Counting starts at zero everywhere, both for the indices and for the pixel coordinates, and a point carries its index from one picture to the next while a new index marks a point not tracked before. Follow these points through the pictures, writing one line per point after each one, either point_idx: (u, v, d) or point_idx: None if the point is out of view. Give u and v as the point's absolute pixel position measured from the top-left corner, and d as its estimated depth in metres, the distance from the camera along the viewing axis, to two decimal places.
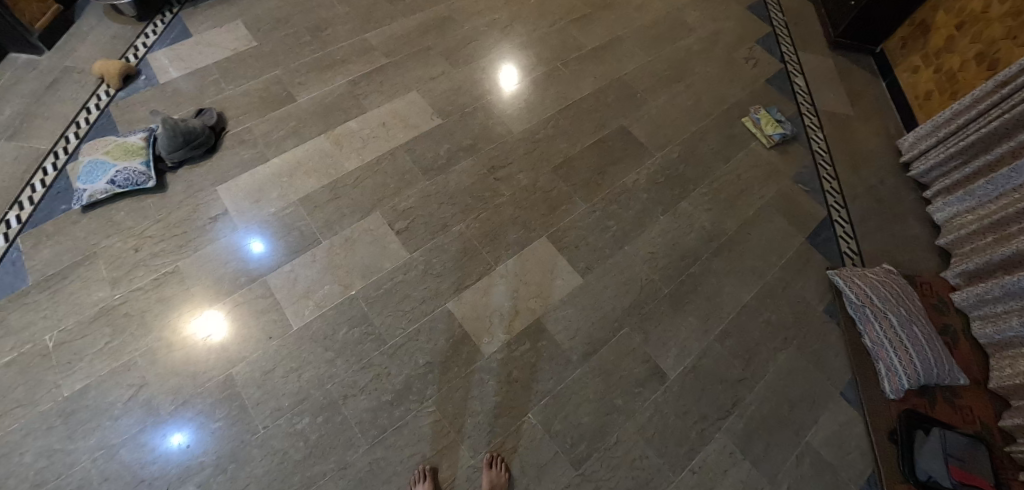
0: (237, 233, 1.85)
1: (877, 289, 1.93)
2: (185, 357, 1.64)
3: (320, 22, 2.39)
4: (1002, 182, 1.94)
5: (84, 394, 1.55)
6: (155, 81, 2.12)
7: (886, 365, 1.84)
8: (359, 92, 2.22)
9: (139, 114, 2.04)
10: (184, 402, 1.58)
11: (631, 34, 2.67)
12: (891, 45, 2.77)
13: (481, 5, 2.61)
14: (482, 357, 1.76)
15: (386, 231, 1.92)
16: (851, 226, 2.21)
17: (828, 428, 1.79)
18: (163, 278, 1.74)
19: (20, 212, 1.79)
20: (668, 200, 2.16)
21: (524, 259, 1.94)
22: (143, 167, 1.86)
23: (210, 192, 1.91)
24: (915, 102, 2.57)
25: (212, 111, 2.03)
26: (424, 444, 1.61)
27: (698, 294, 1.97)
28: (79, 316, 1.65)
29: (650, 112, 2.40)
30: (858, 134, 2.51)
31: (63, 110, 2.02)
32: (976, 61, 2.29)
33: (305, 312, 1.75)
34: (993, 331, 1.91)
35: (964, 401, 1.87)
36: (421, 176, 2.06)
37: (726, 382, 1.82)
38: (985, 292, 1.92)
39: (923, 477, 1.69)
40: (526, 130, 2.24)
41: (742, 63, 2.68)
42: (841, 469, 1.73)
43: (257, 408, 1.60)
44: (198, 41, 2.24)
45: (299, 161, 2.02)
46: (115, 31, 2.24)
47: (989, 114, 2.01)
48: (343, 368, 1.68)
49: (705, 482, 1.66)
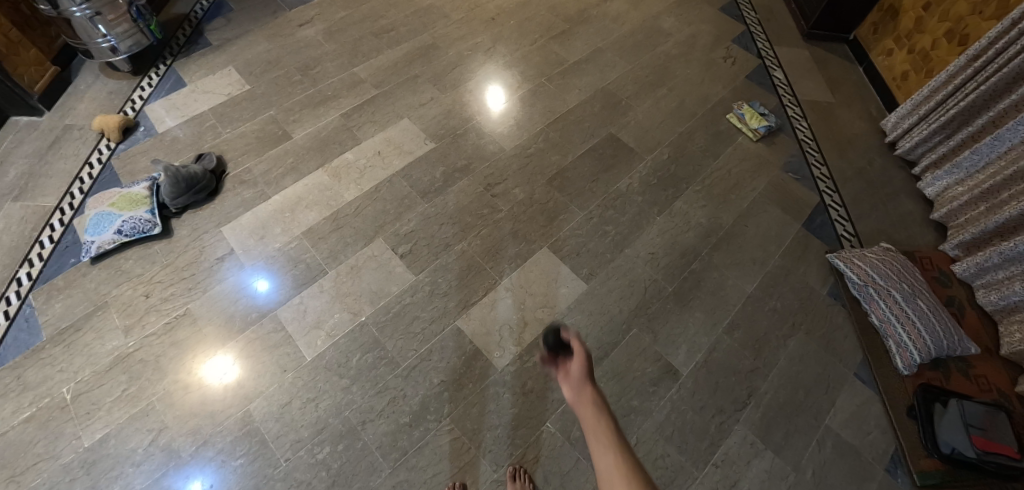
0: (244, 271, 1.88)
1: (878, 268, 1.95)
2: (203, 397, 1.65)
3: (309, 61, 2.46)
4: (988, 151, 1.99)
5: (105, 442, 1.56)
6: (153, 131, 2.18)
7: (896, 342, 1.85)
8: (352, 124, 2.28)
9: (141, 165, 2.09)
10: (204, 443, 1.59)
11: (610, 44, 2.75)
12: (863, 32, 2.85)
13: (463, 30, 2.69)
14: (495, 370, 1.77)
15: (390, 256, 1.95)
16: (845, 209, 2.25)
17: (846, 410, 1.79)
18: (175, 322, 1.77)
19: (31, 269, 1.83)
20: (663, 201, 2.20)
21: (527, 270, 1.97)
22: (148, 215, 1.90)
23: (215, 233, 1.94)
24: (892, 83, 2.63)
25: (211, 155, 2.08)
26: (445, 463, 1.61)
27: (703, 289, 1.99)
28: (94, 366, 1.67)
29: (636, 117, 2.46)
30: (841, 120, 2.57)
31: (67, 167, 2.07)
32: (946, 38, 2.36)
33: (317, 342, 1.77)
34: (997, 298, 1.92)
35: (978, 370, 1.87)
36: (420, 199, 2.10)
37: (739, 373, 1.83)
38: (984, 260, 1.95)
39: (947, 450, 1.69)
40: (518, 146, 2.29)
41: (721, 62, 2.75)
42: (863, 450, 1.73)
43: (277, 441, 1.60)
44: (193, 89, 2.31)
45: (299, 195, 2.06)
46: (112, 87, 2.31)
47: (965, 88, 2.07)
48: (359, 394, 1.69)
49: (729, 475, 1.66)
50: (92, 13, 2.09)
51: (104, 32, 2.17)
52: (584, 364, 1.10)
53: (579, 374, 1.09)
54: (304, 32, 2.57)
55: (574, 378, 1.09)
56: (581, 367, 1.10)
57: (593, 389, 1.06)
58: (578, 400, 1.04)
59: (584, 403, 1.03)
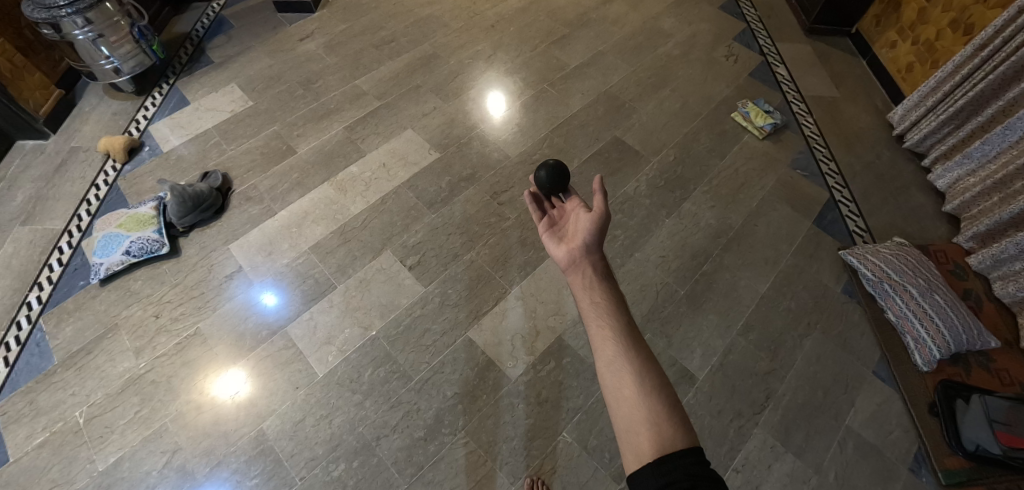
0: (252, 288, 1.87)
1: (892, 263, 1.92)
2: (215, 417, 1.64)
3: (311, 75, 2.46)
4: (999, 141, 1.97)
5: (120, 465, 1.55)
6: (158, 150, 2.18)
7: (914, 338, 1.82)
8: (356, 137, 2.27)
9: (147, 184, 2.09)
10: (218, 463, 1.57)
11: (611, 47, 2.74)
12: (865, 25, 2.83)
13: (463, 38, 2.69)
14: (508, 381, 1.75)
15: (399, 268, 1.94)
16: (855, 204, 2.22)
17: (866, 409, 1.76)
18: (186, 342, 1.76)
19: (41, 293, 1.83)
20: (670, 203, 2.18)
21: (536, 278, 1.96)
22: (155, 235, 1.90)
23: (223, 251, 1.94)
24: (897, 75, 2.61)
25: (216, 173, 2.08)
26: (462, 477, 1.59)
27: (715, 291, 1.97)
28: (106, 389, 1.66)
29: (640, 119, 2.45)
30: (847, 115, 2.54)
31: (73, 190, 2.07)
32: (951, 28, 2.34)
33: (329, 358, 1.75)
34: (1015, 290, 1.90)
35: (999, 364, 1.84)
36: (426, 210, 2.09)
37: (755, 376, 1.80)
38: (1000, 252, 1.92)
39: (971, 447, 1.65)
40: (522, 153, 2.28)
41: (723, 61, 2.73)
42: (886, 450, 1.70)
43: (292, 460, 1.59)
44: (197, 107, 2.31)
45: (306, 210, 2.06)
46: (116, 108, 2.31)
47: (973, 78, 2.05)
48: (372, 409, 1.67)
49: (750, 480, 1.63)
50: (94, 35, 2.11)
51: (107, 53, 2.18)
52: (596, 222, 1.20)
53: (587, 235, 1.20)
54: (305, 46, 2.58)
55: (580, 238, 1.21)
56: (593, 225, 1.20)
57: (595, 253, 1.18)
58: (578, 263, 1.17)
59: (585, 266, 1.16)
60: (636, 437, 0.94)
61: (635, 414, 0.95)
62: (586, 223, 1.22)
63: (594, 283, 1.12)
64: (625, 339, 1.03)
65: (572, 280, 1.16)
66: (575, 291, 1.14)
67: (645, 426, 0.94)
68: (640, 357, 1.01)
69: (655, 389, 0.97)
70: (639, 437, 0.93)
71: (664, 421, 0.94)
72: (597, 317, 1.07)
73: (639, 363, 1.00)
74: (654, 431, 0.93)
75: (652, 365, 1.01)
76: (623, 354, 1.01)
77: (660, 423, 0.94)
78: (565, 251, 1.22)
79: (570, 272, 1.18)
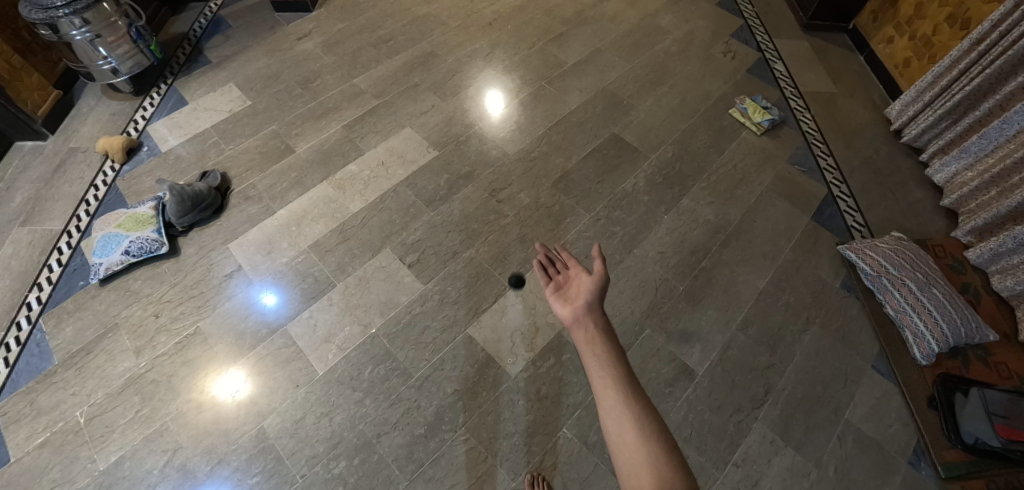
0: (252, 287, 1.88)
1: (891, 257, 1.93)
2: (216, 416, 1.64)
3: (309, 74, 2.47)
4: (996, 135, 1.97)
5: (121, 465, 1.56)
6: (157, 150, 2.18)
7: (913, 332, 1.83)
8: (355, 136, 2.27)
9: (146, 184, 2.09)
10: (219, 462, 1.58)
11: (609, 45, 2.74)
12: (862, 21, 2.84)
13: (461, 36, 2.69)
14: (508, 377, 1.75)
15: (398, 266, 1.95)
16: (853, 199, 2.23)
17: (865, 403, 1.77)
18: (186, 341, 1.76)
19: (40, 293, 1.83)
20: (669, 199, 2.18)
21: (536, 275, 1.96)
22: (154, 235, 1.90)
23: (222, 250, 1.94)
24: (895, 70, 2.61)
25: (215, 172, 2.08)
26: (462, 473, 1.59)
27: (714, 286, 1.98)
28: (106, 388, 1.66)
29: (638, 116, 2.45)
30: (845, 110, 2.55)
31: (72, 190, 2.07)
32: (948, 23, 2.35)
33: (329, 356, 1.76)
34: (1013, 284, 1.90)
35: (998, 357, 1.84)
36: (425, 208, 2.09)
37: (755, 370, 1.81)
38: (998, 245, 1.92)
39: (970, 440, 1.66)
40: (520, 150, 2.28)
41: (721, 58, 2.74)
42: (885, 443, 1.70)
43: (292, 458, 1.59)
44: (195, 107, 2.32)
45: (305, 209, 2.06)
46: (114, 108, 2.31)
47: (970, 72, 2.05)
48: (373, 407, 1.67)
49: (750, 475, 1.64)
50: (92, 36, 2.11)
51: (105, 54, 2.18)
52: (598, 283, 1.19)
53: (589, 293, 1.18)
54: (303, 46, 2.58)
55: (583, 297, 1.18)
56: (594, 285, 1.19)
57: (598, 310, 1.15)
58: (579, 316, 1.15)
59: (586, 320, 1.14)
60: (638, 481, 0.92)
61: (636, 460, 0.93)
62: (588, 282, 1.21)
63: (596, 338, 1.09)
64: (625, 387, 1.00)
65: (573, 332, 1.13)
66: (576, 345, 1.10)
67: (645, 470, 0.92)
68: (640, 404, 0.99)
69: (654, 434, 0.96)
70: (641, 483, 0.91)
71: (664, 464, 0.92)
72: (597, 366, 1.04)
73: (639, 410, 0.98)
74: (654, 475, 0.91)
75: (651, 413, 0.98)
76: (624, 402, 0.99)
77: (661, 468, 0.92)
78: (569, 311, 1.18)
79: (572, 325, 1.15)
